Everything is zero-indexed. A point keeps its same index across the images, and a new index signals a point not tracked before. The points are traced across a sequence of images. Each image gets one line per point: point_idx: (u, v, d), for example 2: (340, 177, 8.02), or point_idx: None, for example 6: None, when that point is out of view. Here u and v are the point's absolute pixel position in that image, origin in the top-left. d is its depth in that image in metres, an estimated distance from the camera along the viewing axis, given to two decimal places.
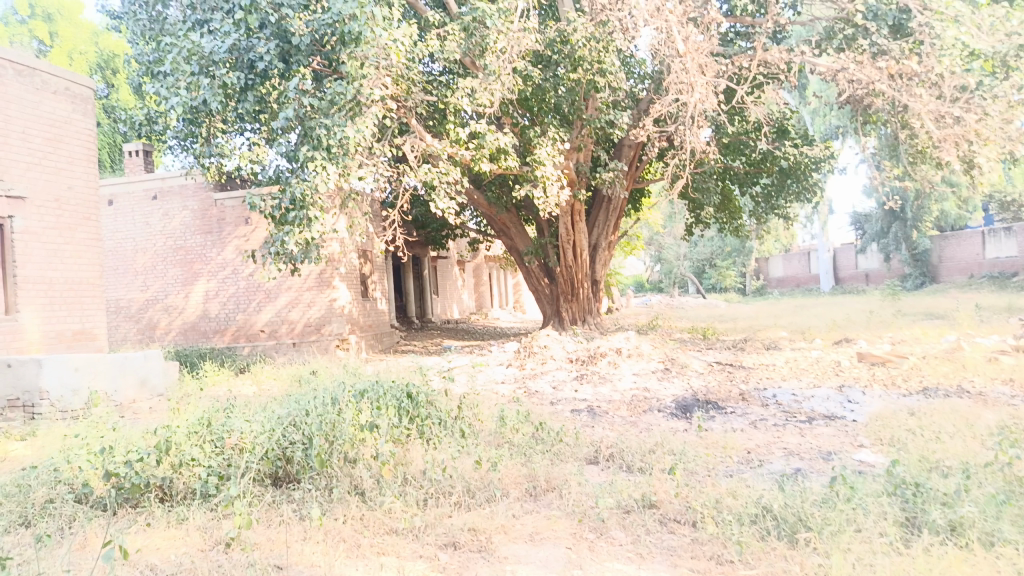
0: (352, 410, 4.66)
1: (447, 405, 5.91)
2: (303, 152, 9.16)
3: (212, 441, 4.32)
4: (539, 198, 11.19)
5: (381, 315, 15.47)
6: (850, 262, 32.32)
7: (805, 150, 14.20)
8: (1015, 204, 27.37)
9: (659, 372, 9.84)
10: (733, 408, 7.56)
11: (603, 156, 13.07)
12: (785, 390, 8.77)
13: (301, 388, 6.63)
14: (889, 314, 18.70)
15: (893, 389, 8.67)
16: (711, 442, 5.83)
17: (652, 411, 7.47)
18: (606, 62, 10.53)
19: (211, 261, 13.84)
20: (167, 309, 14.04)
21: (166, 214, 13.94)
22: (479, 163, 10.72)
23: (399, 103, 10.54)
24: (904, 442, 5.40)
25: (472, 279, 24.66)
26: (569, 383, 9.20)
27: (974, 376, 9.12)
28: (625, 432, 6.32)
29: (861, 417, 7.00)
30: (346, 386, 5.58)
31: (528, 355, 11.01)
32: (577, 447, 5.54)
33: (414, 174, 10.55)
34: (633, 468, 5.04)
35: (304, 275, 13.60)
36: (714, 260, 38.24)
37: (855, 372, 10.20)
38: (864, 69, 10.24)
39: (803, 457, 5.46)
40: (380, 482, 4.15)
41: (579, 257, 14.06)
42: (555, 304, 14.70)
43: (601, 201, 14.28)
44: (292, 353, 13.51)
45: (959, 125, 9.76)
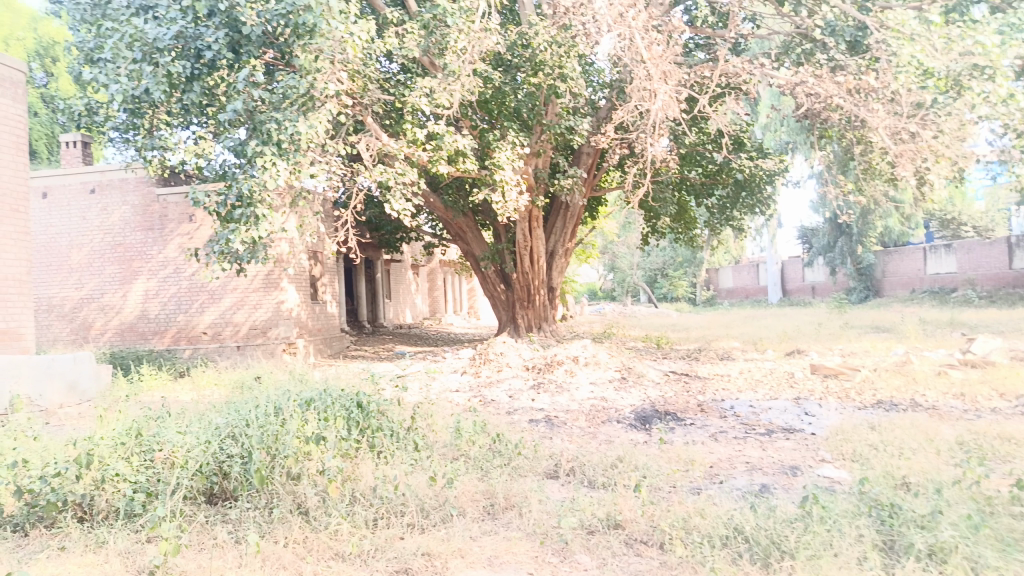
0: (297, 421, 4.33)
1: (400, 415, 5.62)
2: (252, 147, 8.72)
3: (140, 454, 3.95)
4: (497, 202, 10.94)
5: (330, 319, 15.01)
6: (797, 274, 32.92)
7: (761, 162, 14.29)
8: (955, 222, 28.25)
9: (616, 382, 9.68)
10: (692, 419, 7.41)
11: (562, 162, 12.91)
12: (742, 402, 8.68)
13: (243, 395, 6.24)
14: (837, 326, 19.00)
15: (848, 402, 8.67)
16: (673, 455, 5.66)
17: (611, 421, 7.28)
18: (566, 67, 10.30)
19: (152, 259, 13.20)
20: (103, 309, 13.34)
21: (104, 209, 13.26)
22: (436, 164, 10.39)
23: (355, 100, 10.17)
24: (867, 458, 5.31)
25: (425, 284, 24.29)
26: (525, 392, 8.96)
27: (926, 389, 9.20)
28: (584, 444, 6.11)
29: (820, 430, 6.93)
30: (291, 394, 5.24)
31: (483, 362, 10.75)
32: (536, 460, 5.31)
33: (369, 174, 10.19)
34: (595, 484, 4.83)
35: (251, 276, 13.08)
36: (666, 270, 38.64)
37: (810, 383, 10.20)
38: (822, 83, 10.29)
39: (766, 472, 5.34)
40: (325, 500, 3.83)
41: (536, 264, 13.85)
42: (510, 310, 14.46)
43: (559, 208, 14.12)
44: (236, 356, 12.97)
45: (914, 141, 9.89)
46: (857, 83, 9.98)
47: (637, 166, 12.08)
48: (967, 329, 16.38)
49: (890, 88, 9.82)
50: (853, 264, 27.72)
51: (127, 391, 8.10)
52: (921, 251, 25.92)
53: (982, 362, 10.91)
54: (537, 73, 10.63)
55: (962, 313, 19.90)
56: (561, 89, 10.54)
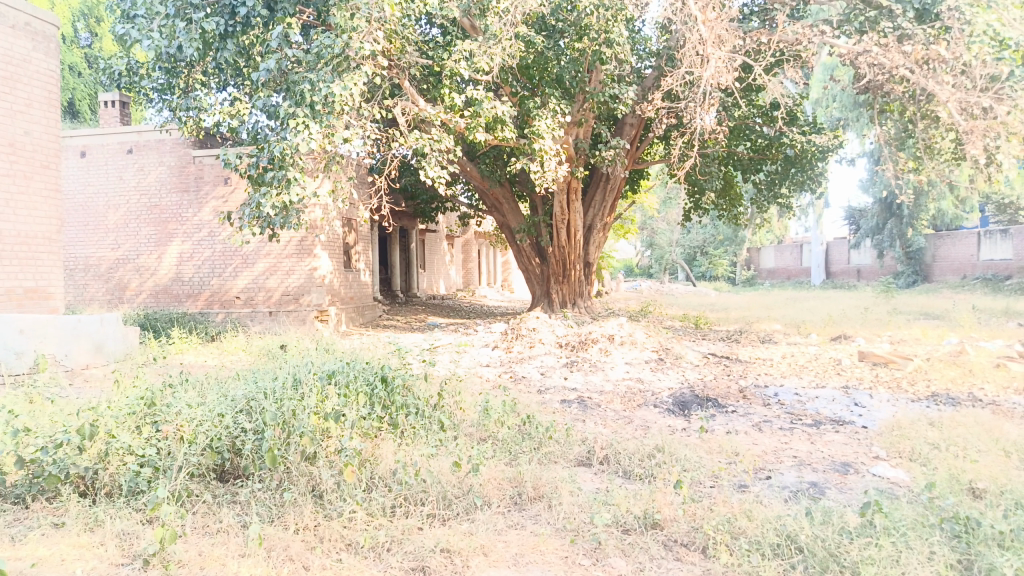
0: (316, 396, 4.08)
1: (426, 392, 5.35)
2: (285, 107, 8.43)
3: (150, 426, 3.75)
4: (536, 172, 10.53)
5: (363, 287, 14.84)
6: (842, 256, 31.89)
7: (814, 138, 13.63)
8: (1012, 206, 27.01)
9: (653, 363, 9.32)
10: (734, 406, 7.00)
11: (604, 133, 12.43)
12: (787, 389, 8.24)
13: (267, 364, 6.04)
14: (884, 312, 18.26)
15: (900, 393, 8.17)
16: (715, 446, 5.31)
17: (647, 405, 6.94)
18: (613, 32, 9.89)
19: (187, 221, 13.12)
20: (139, 270, 13.34)
21: (141, 169, 13.20)
22: (474, 132, 10.03)
23: (391, 62, 9.82)
24: (929, 458, 4.91)
25: (460, 255, 24.06)
26: (558, 371, 8.65)
27: (984, 383, 8.65)
28: (620, 429, 5.79)
29: (872, 423, 6.49)
30: (313, 365, 5.01)
31: (516, 337, 10.44)
32: (568, 445, 5.00)
33: (404, 140, 9.87)
34: (631, 475, 4.52)
35: (284, 242, 12.93)
36: (705, 248, 37.84)
37: (858, 372, 9.70)
38: (888, 53, 9.57)
39: (816, 468, 4.95)
40: (340, 483, 3.58)
41: (573, 238, 13.46)
42: (545, 284, 14.12)
43: (599, 180, 13.66)
44: (268, 322, 12.89)
45: (986, 116, 9.22)
46: (926, 53, 9.30)
47: (683, 137, 11.53)
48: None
49: (962, 58, 9.15)
50: (902, 247, 26.64)
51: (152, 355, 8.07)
52: (975, 236, 24.83)
53: None
54: (581, 38, 10.23)
55: (1018, 301, 19.02)
56: (606, 55, 10.15)
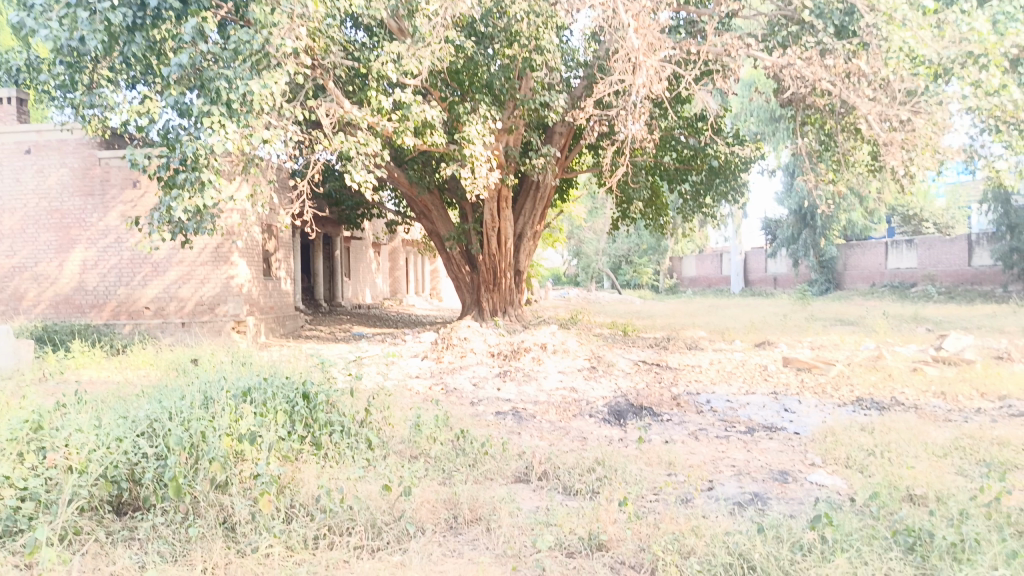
0: (230, 416, 3.70)
1: (352, 407, 5.00)
2: (198, 104, 7.90)
3: (33, 454, 3.30)
4: (466, 179, 10.28)
5: (284, 296, 14.23)
6: (760, 265, 32.88)
7: (737, 149, 13.87)
8: (916, 218, 28.49)
9: (585, 371, 9.19)
10: (669, 415, 6.91)
11: (535, 140, 12.29)
12: (719, 396, 8.22)
13: (177, 379, 5.57)
14: (802, 318, 18.80)
15: (826, 398, 8.27)
16: (654, 456, 5.18)
17: (583, 415, 6.76)
18: (544, 39, 9.81)
19: (92, 227, 12.26)
20: (37, 279, 12.36)
21: (40, 170, 12.26)
22: (402, 136, 9.72)
23: (315, 62, 9.38)
24: (866, 466, 4.90)
25: (387, 264, 23.56)
26: (490, 381, 8.40)
27: (904, 387, 8.87)
28: (557, 442, 5.58)
29: (804, 430, 6.52)
30: (227, 381, 4.60)
31: (446, 347, 10.13)
32: (504, 461, 4.76)
33: (328, 143, 9.45)
34: (571, 491, 4.31)
35: (199, 249, 12.24)
36: (630, 257, 38.38)
37: (784, 377, 9.85)
38: (811, 66, 9.84)
39: (756, 478, 4.88)
40: (255, 514, 3.22)
41: (503, 246, 13.29)
42: (475, 293, 13.88)
43: (529, 188, 13.53)
44: (181, 334, 12.15)
45: (904, 128, 9.55)
46: (846, 67, 9.54)
47: (614, 146, 11.51)
48: (931, 325, 16.29)
49: (881, 73, 9.40)
50: (815, 256, 27.62)
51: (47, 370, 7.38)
52: (883, 246, 25.97)
53: (955, 359, 10.67)
54: (511, 44, 10.05)
55: (924, 308, 19.93)
56: (537, 62, 10.05)
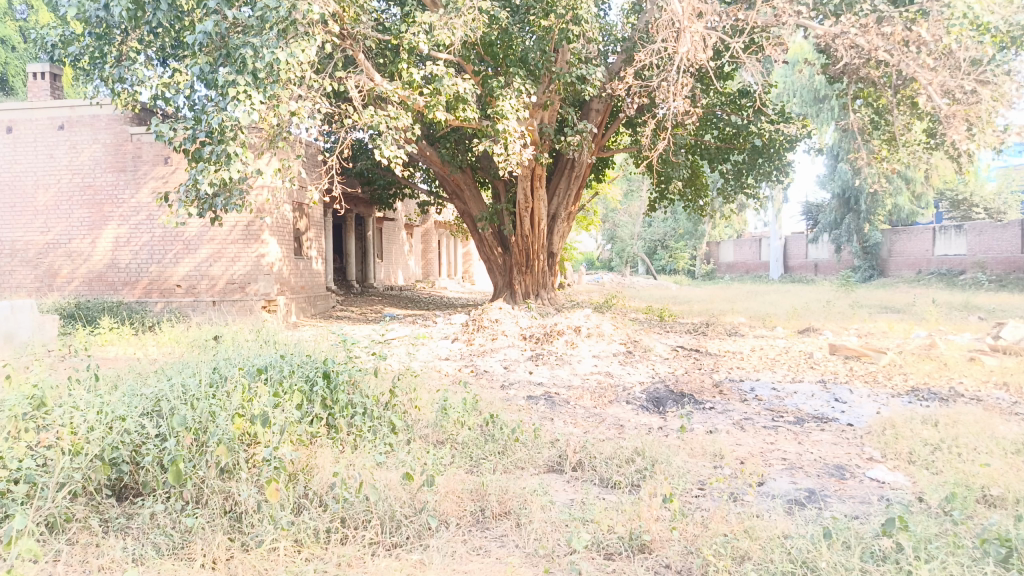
0: (240, 395, 3.44)
1: (375, 388, 4.73)
2: (223, 74, 7.65)
3: (28, 433, 3.06)
4: (499, 155, 9.90)
5: (314, 277, 14.07)
6: (800, 251, 31.96)
7: (782, 127, 13.26)
8: (966, 203, 27.37)
9: (621, 356, 8.82)
10: (712, 402, 6.51)
11: (571, 116, 11.75)
12: (764, 383, 7.78)
13: (197, 356, 5.34)
14: (845, 305, 18.11)
15: (878, 388, 7.78)
16: (697, 446, 4.82)
17: (619, 402, 6.40)
18: (581, 9, 9.37)
19: (124, 203, 12.19)
20: (70, 256, 12.36)
21: (73, 146, 12.21)
22: (433, 111, 9.37)
23: (344, 32, 9.13)
24: (933, 464, 4.48)
25: (419, 245, 23.35)
26: (522, 364, 8.09)
27: (962, 377, 8.35)
28: (592, 429, 5.24)
29: (858, 421, 6.08)
30: (242, 360, 4.35)
31: (477, 329, 9.82)
32: (536, 449, 4.45)
33: (357, 117, 9.15)
34: (609, 484, 3.99)
35: (229, 226, 12.10)
36: (666, 241, 37.64)
37: (831, 365, 9.35)
38: (867, 34, 9.25)
39: (810, 473, 4.50)
40: (262, 504, 2.95)
41: (537, 227, 12.90)
42: (508, 274, 13.55)
43: (564, 167, 13.10)
44: (211, 312, 12.05)
45: (968, 100, 8.93)
46: (905, 35, 8.93)
47: (653, 122, 11.02)
48: (983, 313, 15.52)
49: (943, 41, 8.78)
50: (859, 241, 26.65)
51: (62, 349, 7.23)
52: (930, 231, 24.90)
53: (1015, 349, 10.06)
54: (547, 15, 9.70)
55: (975, 296, 19.07)
56: (574, 34, 9.58)
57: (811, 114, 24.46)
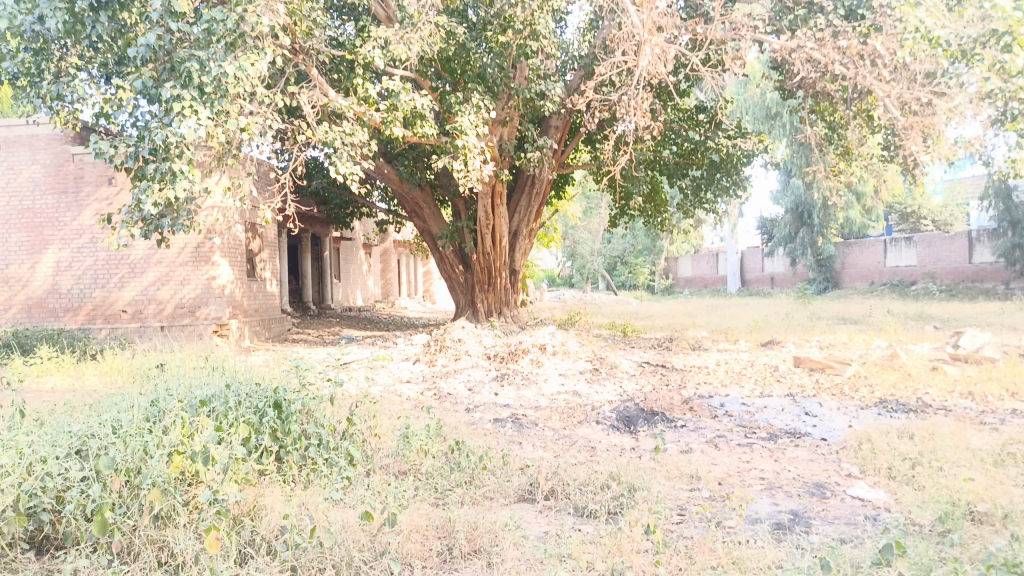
0: (180, 432, 3.13)
1: (331, 417, 4.42)
2: (167, 88, 7.28)
3: None
4: (459, 171, 9.65)
5: (269, 299, 13.61)
6: (757, 265, 32.34)
7: (740, 142, 13.30)
8: (914, 215, 28.02)
9: (588, 374, 8.61)
10: (683, 420, 6.32)
11: (531, 132, 11.61)
12: (734, 398, 7.64)
13: (138, 387, 4.97)
14: (804, 317, 18.24)
15: (847, 400, 7.71)
16: (673, 468, 4.62)
17: (589, 422, 6.18)
18: (539, 24, 9.26)
19: (65, 226, 11.62)
20: (7, 282, 11.72)
21: (11, 167, 11.62)
22: (391, 127, 9.11)
23: (296, 46, 8.84)
24: (916, 480, 4.35)
25: (378, 266, 22.94)
26: (486, 385, 7.81)
27: (927, 387, 8.34)
28: (562, 453, 5.00)
29: (832, 436, 5.96)
30: (186, 391, 4.02)
31: (439, 349, 9.52)
32: (505, 477, 4.20)
33: (311, 133, 8.84)
34: (584, 514, 3.76)
35: (178, 248, 11.62)
36: (626, 257, 37.75)
37: (797, 378, 9.27)
38: (823, 48, 9.32)
39: (790, 493, 4.33)
40: (201, 555, 2.65)
41: (498, 244, 12.67)
42: (470, 293, 13.29)
43: (525, 184, 12.93)
44: (159, 338, 11.52)
45: (923, 112, 9.02)
46: (861, 48, 9.00)
47: (614, 137, 10.93)
48: (938, 323, 15.76)
49: (897, 55, 8.88)
50: (813, 255, 27.03)
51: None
52: (882, 243, 25.35)
53: (975, 358, 10.14)
54: (505, 31, 9.56)
55: (928, 306, 19.45)
56: (532, 49, 9.47)
57: (766, 129, 24.92)
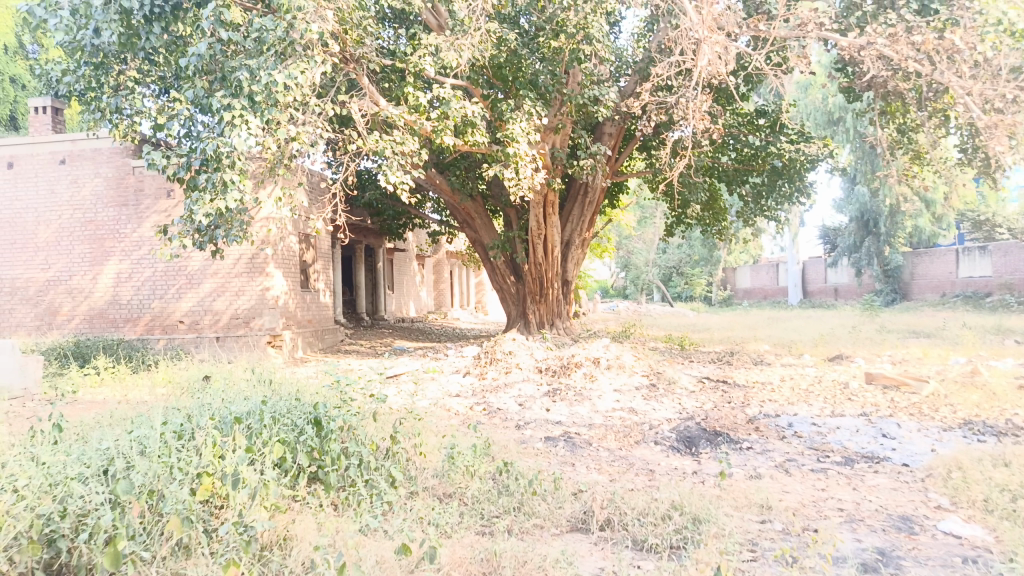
0: (208, 454, 2.95)
1: (374, 434, 4.21)
2: (218, 98, 7.26)
3: None
4: (510, 180, 9.40)
5: (322, 310, 13.61)
6: (819, 275, 31.18)
7: (804, 147, 12.86)
8: (988, 223, 26.55)
9: (644, 389, 8.23)
10: (749, 442, 5.90)
11: (584, 140, 11.31)
12: (802, 418, 7.15)
13: (182, 400, 4.84)
14: (871, 330, 17.36)
15: (926, 421, 7.13)
16: (740, 497, 4.26)
17: (646, 442, 5.82)
18: (593, 27, 8.97)
19: (126, 238, 11.83)
20: (71, 293, 11.98)
21: (75, 181, 11.91)
22: (441, 136, 8.94)
23: (347, 55, 8.77)
24: (1019, 516, 3.89)
25: (430, 276, 22.90)
26: (538, 400, 7.51)
27: (1016, 407, 7.68)
28: (619, 477, 4.68)
29: (914, 461, 5.47)
30: (224, 407, 3.86)
31: (490, 362, 9.27)
32: (557, 503, 3.90)
33: (361, 142, 8.73)
34: (644, 548, 3.45)
35: (233, 258, 11.70)
36: (681, 268, 36.91)
37: (870, 396, 8.68)
38: (895, 44, 8.77)
39: (873, 527, 3.93)
40: None
41: (550, 254, 12.39)
42: (521, 305, 13.04)
43: (578, 193, 12.64)
44: (215, 349, 11.60)
45: (1007, 112, 8.38)
46: (937, 43, 8.44)
47: (671, 143, 10.55)
48: (1019, 337, 14.78)
49: (978, 49, 8.29)
50: (879, 265, 25.88)
51: (32, 402, 6.70)
52: (953, 252, 24.11)
53: None
54: (557, 36, 9.31)
55: (1006, 318, 18.35)
56: (585, 53, 9.18)
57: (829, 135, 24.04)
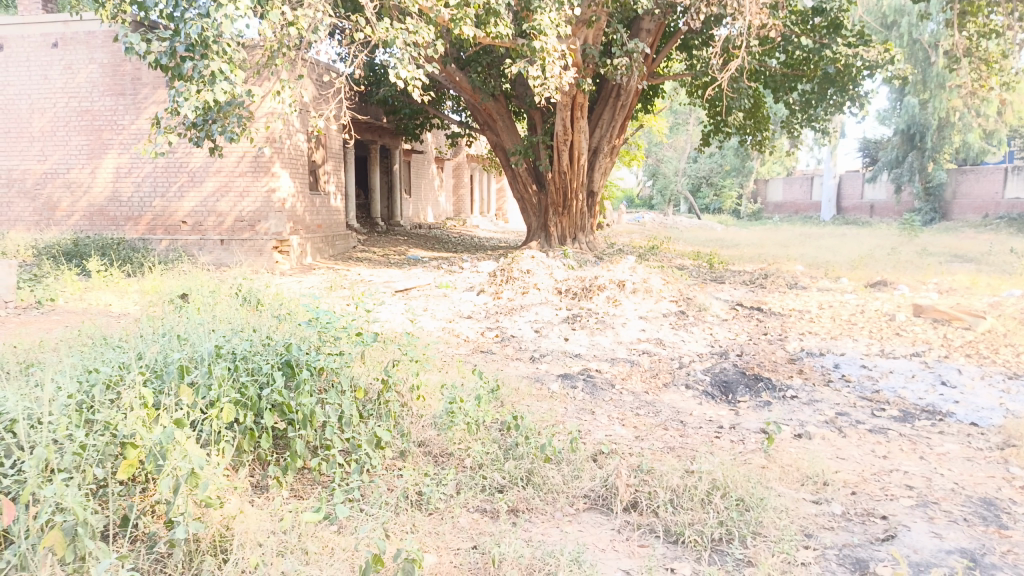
0: (130, 424, 2.31)
1: (363, 376, 3.58)
2: None
3: None
4: (535, 78, 8.37)
5: (333, 214, 12.91)
6: (855, 190, 29.71)
7: (862, 50, 11.33)
8: None
9: (672, 317, 7.51)
10: (794, 389, 5.22)
11: (620, 36, 10.11)
12: (849, 359, 6.40)
13: (150, 321, 4.21)
14: (911, 253, 16.30)
15: (989, 367, 6.34)
16: (790, 467, 3.61)
17: (677, 386, 5.16)
18: None
19: (124, 130, 11.04)
20: (69, 187, 11.32)
21: (69, 66, 11.03)
22: (460, 26, 7.89)
23: None
24: None
25: (450, 181, 22.02)
26: (555, 328, 6.83)
27: None
28: (646, 433, 4.03)
29: (984, 422, 4.74)
30: (177, 343, 3.19)
31: (506, 280, 8.58)
32: (574, 473, 3.26)
33: (369, 31, 7.71)
34: (678, 542, 2.83)
35: (237, 156, 10.92)
36: (712, 178, 35.45)
37: (920, 333, 7.87)
38: None
39: (952, 514, 3.26)
40: None
41: (576, 163, 11.44)
42: (543, 216, 12.25)
43: (609, 94, 11.53)
44: (219, 252, 11.04)
45: None
46: None
47: (720, 39, 9.41)
48: None
49: None
50: (920, 181, 24.14)
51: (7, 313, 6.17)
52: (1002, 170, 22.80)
53: None
54: None
55: None
56: None
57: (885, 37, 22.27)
